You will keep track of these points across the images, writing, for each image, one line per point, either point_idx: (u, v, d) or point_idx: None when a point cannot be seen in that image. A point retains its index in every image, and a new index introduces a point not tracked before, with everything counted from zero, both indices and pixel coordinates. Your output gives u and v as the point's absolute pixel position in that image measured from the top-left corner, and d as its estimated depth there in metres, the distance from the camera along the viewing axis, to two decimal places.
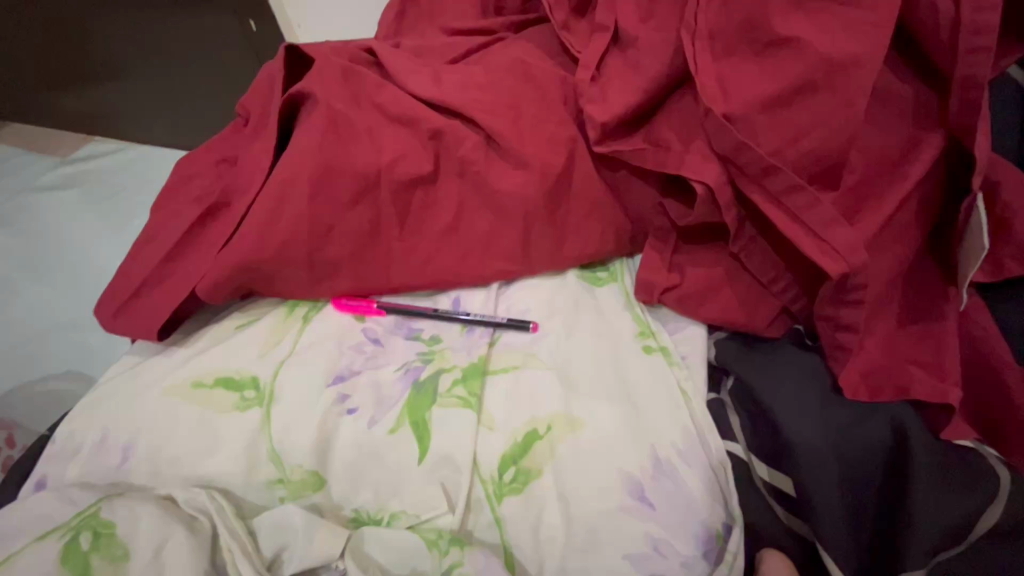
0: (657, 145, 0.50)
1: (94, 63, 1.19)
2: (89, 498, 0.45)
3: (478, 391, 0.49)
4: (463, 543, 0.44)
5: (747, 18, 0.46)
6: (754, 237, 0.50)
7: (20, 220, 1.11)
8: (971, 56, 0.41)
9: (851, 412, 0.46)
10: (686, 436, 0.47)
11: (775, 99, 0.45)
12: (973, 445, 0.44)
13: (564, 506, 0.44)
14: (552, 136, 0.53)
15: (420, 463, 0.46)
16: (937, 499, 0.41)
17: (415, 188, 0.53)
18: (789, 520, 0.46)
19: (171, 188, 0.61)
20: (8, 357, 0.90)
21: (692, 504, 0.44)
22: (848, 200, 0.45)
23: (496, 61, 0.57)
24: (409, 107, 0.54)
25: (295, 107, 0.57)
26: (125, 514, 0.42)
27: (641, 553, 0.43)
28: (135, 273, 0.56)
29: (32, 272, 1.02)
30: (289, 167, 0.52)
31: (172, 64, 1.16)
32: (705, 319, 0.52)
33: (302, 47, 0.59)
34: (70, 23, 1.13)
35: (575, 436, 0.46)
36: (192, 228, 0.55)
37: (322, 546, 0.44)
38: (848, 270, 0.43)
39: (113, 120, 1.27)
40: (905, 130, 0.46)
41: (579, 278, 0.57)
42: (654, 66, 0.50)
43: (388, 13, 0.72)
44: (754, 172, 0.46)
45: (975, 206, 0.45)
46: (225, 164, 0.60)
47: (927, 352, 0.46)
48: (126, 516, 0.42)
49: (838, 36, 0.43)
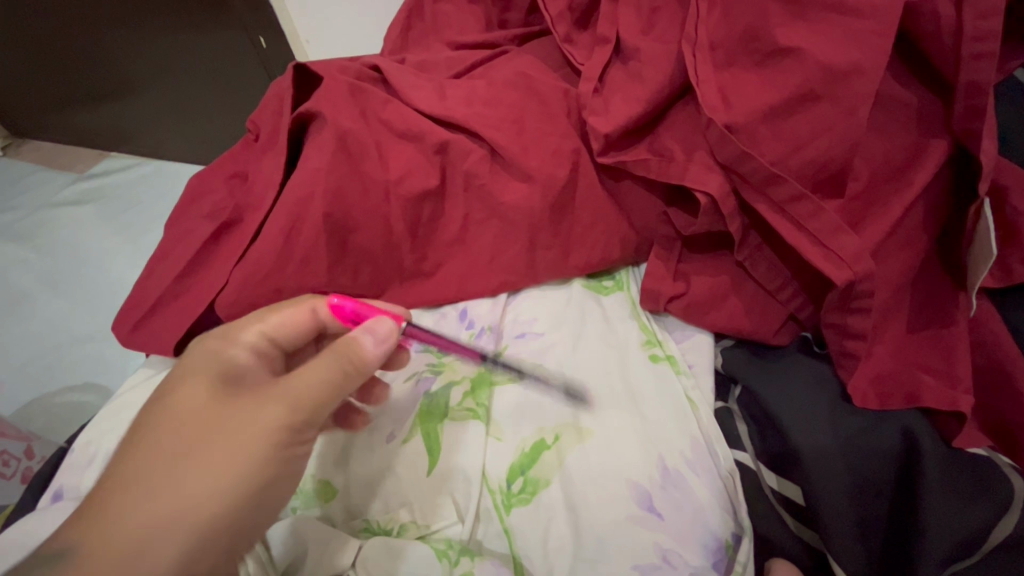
0: (660, 155, 0.50)
1: (105, 78, 1.22)
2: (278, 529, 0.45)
3: (486, 401, 0.50)
4: (472, 553, 0.44)
5: (748, 28, 0.47)
6: (759, 245, 0.50)
7: (39, 236, 1.18)
8: (976, 62, 0.41)
9: (860, 421, 0.45)
10: (694, 445, 0.47)
11: (776, 108, 0.45)
12: (986, 453, 0.44)
13: (572, 516, 0.45)
14: (556, 149, 0.54)
15: (429, 473, 0.47)
16: (949, 508, 0.41)
17: (423, 203, 0.54)
18: (800, 529, 0.46)
19: (185, 205, 0.62)
20: (28, 369, 0.95)
21: (702, 513, 0.44)
22: (853, 207, 0.46)
23: (500, 75, 0.58)
24: (414, 122, 0.54)
25: (304, 124, 0.58)
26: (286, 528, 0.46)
27: (650, 564, 0.42)
28: (150, 288, 0.57)
29: (51, 287, 1.07)
30: (295, 183, 0.52)
31: (179, 79, 1.15)
32: (711, 327, 0.52)
33: (310, 66, 0.60)
34: (82, 38, 1.16)
35: (582, 445, 0.46)
36: (206, 244, 0.56)
37: (331, 552, 0.45)
38: (854, 278, 0.43)
39: (126, 133, 1.30)
40: (909, 136, 0.46)
41: (585, 287, 0.58)
42: (656, 76, 0.51)
43: (395, 28, 0.72)
44: (757, 181, 0.46)
45: (982, 211, 0.44)
46: (236, 180, 0.61)
47: (937, 358, 0.46)
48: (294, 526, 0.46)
49: (839, 44, 0.43)
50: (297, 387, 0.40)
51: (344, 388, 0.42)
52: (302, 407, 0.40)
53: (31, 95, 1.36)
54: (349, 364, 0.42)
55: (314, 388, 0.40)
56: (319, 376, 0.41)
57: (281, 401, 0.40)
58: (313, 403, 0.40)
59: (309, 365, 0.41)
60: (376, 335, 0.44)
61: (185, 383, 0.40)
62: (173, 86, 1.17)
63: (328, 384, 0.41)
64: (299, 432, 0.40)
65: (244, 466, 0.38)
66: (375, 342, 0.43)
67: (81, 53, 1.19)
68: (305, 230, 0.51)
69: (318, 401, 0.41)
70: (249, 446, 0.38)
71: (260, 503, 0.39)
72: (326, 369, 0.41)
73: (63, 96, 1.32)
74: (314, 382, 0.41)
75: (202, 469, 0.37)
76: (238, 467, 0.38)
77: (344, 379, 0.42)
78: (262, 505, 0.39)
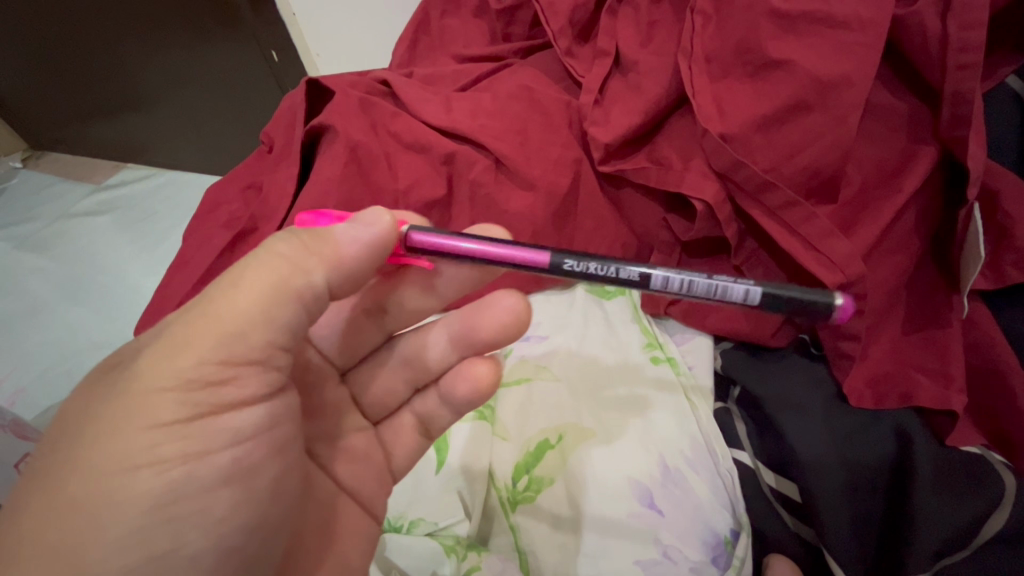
0: (659, 163, 0.52)
1: (122, 92, 1.26)
2: (425, 540, 0.47)
3: (493, 404, 0.52)
4: (479, 548, 0.46)
5: (742, 42, 0.49)
6: (755, 250, 0.52)
7: (58, 245, 1.21)
8: (961, 72, 0.42)
9: (852, 420, 0.47)
10: (693, 443, 0.48)
11: (770, 118, 0.47)
12: (979, 450, 0.45)
13: (574, 511, 0.46)
14: (559, 159, 0.56)
15: (437, 471, 0.50)
16: (940, 504, 0.42)
17: (430, 212, 0.56)
18: (798, 526, 0.47)
19: (201, 215, 0.65)
20: (47, 376, 0.98)
21: (700, 509, 0.45)
22: (845, 213, 0.47)
23: (505, 88, 0.60)
24: (422, 134, 0.56)
25: (317, 136, 0.60)
26: (413, 540, 0.47)
27: (651, 559, 0.44)
28: (169, 296, 0.59)
29: (69, 296, 1.10)
30: (308, 194, 0.54)
31: (193, 91, 1.17)
32: (711, 329, 0.55)
33: (322, 81, 0.63)
34: (100, 54, 1.19)
35: (587, 443, 0.48)
36: (224, 253, 0.58)
37: (395, 560, 0.48)
38: (846, 280, 0.44)
39: (141, 144, 1.34)
40: (899, 143, 0.47)
41: (588, 292, 0.60)
42: (654, 88, 0.53)
43: (403, 43, 0.75)
44: (751, 187, 0.48)
45: (972, 215, 0.46)
46: (252, 191, 0.64)
47: (931, 359, 0.47)
48: (415, 538, 0.47)
49: (828, 57, 0.45)
50: (188, 331, 0.32)
51: (270, 315, 0.33)
52: (196, 351, 0.31)
53: (50, 107, 1.41)
54: (267, 277, 0.32)
55: (213, 322, 0.32)
56: (228, 303, 0.32)
57: (169, 353, 0.31)
58: (212, 343, 0.32)
59: (212, 294, 0.32)
60: (358, 221, 0.35)
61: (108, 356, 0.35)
62: (187, 100, 1.19)
63: (239, 316, 0.32)
64: (205, 389, 0.32)
65: (132, 456, 0.30)
66: (347, 228, 0.35)
67: (99, 69, 1.23)
68: None
69: (222, 340, 0.32)
70: (131, 428, 0.30)
71: (181, 498, 0.32)
72: (231, 294, 0.32)
73: (80, 109, 1.36)
74: (214, 317, 0.32)
75: (77, 470, 0.30)
76: (124, 457, 0.30)
77: (259, 304, 0.32)
78: (183, 501, 0.32)
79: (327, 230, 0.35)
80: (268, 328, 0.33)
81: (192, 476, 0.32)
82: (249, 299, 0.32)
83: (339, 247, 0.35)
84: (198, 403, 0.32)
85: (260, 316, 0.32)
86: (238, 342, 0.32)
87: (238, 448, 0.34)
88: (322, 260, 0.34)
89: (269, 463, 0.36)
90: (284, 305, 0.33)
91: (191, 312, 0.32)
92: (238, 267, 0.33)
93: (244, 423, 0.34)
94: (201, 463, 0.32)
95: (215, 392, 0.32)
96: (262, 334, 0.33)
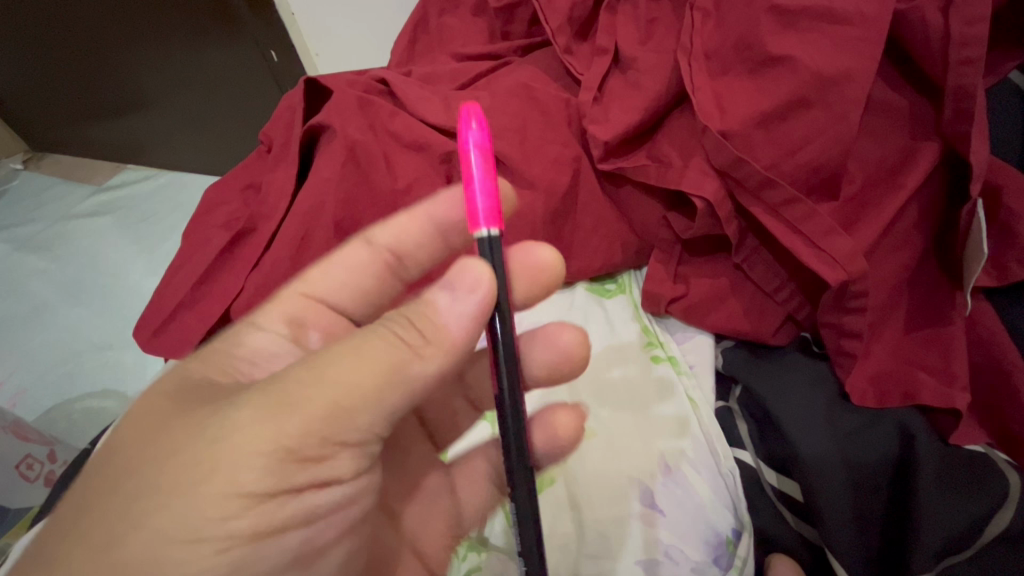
0: (659, 161, 0.52)
1: (120, 91, 1.25)
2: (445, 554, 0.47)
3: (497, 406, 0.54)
4: (481, 548, 0.47)
5: (741, 38, 0.48)
6: (756, 247, 0.51)
7: (59, 246, 1.22)
8: (963, 67, 0.42)
9: (861, 418, 0.46)
10: (695, 444, 0.48)
11: (770, 114, 0.47)
12: (984, 449, 0.44)
13: (575, 513, 0.46)
14: (558, 157, 0.55)
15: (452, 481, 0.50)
16: (946, 508, 0.42)
17: None
18: (800, 527, 0.47)
19: (201, 215, 0.64)
20: (48, 377, 0.98)
21: (703, 511, 0.45)
22: (847, 210, 0.47)
23: (504, 85, 0.59)
24: (421, 133, 0.56)
25: (316, 135, 0.60)
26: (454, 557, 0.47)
27: (654, 560, 0.43)
28: (167, 297, 0.59)
29: (70, 297, 1.10)
30: (310, 195, 0.54)
31: (192, 90, 1.17)
32: (712, 328, 0.53)
33: (320, 80, 0.63)
34: (98, 52, 1.19)
35: (587, 443, 0.48)
36: (223, 253, 0.58)
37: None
38: (848, 278, 0.44)
39: (140, 143, 1.34)
40: (902, 139, 0.47)
41: (588, 291, 0.59)
42: (654, 85, 0.52)
43: (402, 43, 0.75)
44: (752, 185, 0.47)
45: (975, 211, 0.45)
46: (251, 190, 0.63)
47: (934, 357, 0.46)
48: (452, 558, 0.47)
49: (828, 53, 0.45)
50: (292, 396, 0.30)
51: (380, 398, 0.31)
52: (297, 422, 0.29)
53: (51, 107, 1.41)
54: (383, 357, 0.31)
55: (325, 393, 0.30)
56: (342, 373, 0.30)
57: (270, 414, 0.29)
58: (318, 420, 0.30)
59: (331, 356, 0.31)
60: (456, 289, 0.32)
61: (185, 388, 0.35)
62: (187, 100, 1.19)
63: (345, 387, 0.30)
64: (297, 463, 0.30)
65: (210, 522, 0.29)
66: (450, 302, 0.32)
67: (98, 68, 1.23)
68: (319, 239, 0.54)
69: (329, 417, 0.30)
70: (211, 488, 0.29)
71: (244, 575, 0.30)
72: (345, 364, 0.30)
73: (80, 108, 1.36)
74: (327, 384, 0.30)
75: (146, 526, 0.28)
76: (199, 521, 0.29)
77: (370, 386, 0.30)
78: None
79: (429, 301, 0.33)
80: (377, 413, 0.31)
81: (259, 554, 0.31)
82: (361, 372, 0.30)
83: (447, 329, 0.33)
84: (284, 479, 0.30)
85: (369, 397, 0.31)
86: (343, 422, 0.30)
87: (307, 530, 0.32)
88: (436, 346, 0.32)
89: (333, 546, 0.35)
90: (392, 391, 0.31)
91: (305, 372, 0.30)
92: (359, 338, 0.32)
93: (322, 504, 0.32)
94: (269, 542, 0.31)
95: (305, 471, 0.31)
96: (368, 417, 0.31)
